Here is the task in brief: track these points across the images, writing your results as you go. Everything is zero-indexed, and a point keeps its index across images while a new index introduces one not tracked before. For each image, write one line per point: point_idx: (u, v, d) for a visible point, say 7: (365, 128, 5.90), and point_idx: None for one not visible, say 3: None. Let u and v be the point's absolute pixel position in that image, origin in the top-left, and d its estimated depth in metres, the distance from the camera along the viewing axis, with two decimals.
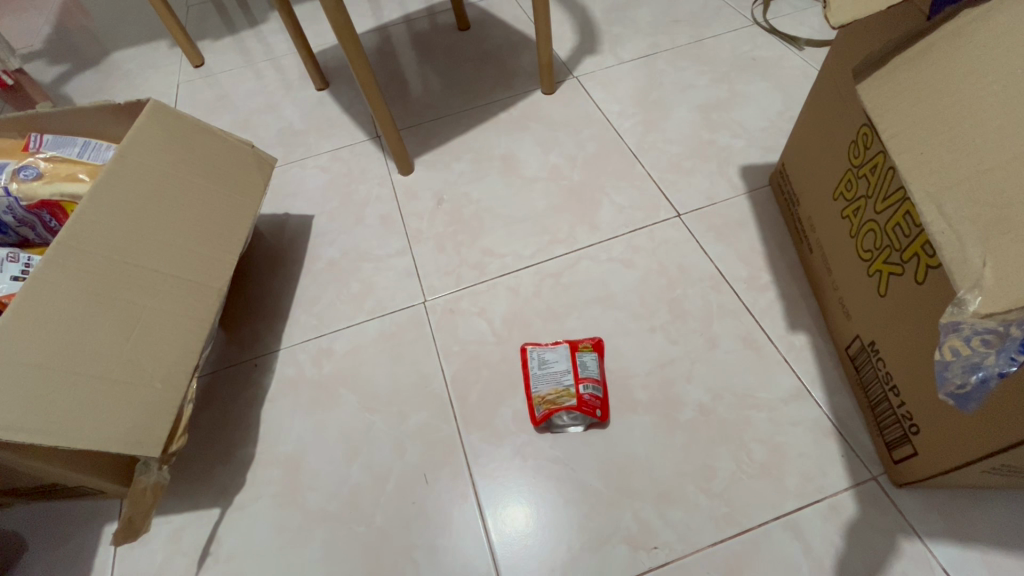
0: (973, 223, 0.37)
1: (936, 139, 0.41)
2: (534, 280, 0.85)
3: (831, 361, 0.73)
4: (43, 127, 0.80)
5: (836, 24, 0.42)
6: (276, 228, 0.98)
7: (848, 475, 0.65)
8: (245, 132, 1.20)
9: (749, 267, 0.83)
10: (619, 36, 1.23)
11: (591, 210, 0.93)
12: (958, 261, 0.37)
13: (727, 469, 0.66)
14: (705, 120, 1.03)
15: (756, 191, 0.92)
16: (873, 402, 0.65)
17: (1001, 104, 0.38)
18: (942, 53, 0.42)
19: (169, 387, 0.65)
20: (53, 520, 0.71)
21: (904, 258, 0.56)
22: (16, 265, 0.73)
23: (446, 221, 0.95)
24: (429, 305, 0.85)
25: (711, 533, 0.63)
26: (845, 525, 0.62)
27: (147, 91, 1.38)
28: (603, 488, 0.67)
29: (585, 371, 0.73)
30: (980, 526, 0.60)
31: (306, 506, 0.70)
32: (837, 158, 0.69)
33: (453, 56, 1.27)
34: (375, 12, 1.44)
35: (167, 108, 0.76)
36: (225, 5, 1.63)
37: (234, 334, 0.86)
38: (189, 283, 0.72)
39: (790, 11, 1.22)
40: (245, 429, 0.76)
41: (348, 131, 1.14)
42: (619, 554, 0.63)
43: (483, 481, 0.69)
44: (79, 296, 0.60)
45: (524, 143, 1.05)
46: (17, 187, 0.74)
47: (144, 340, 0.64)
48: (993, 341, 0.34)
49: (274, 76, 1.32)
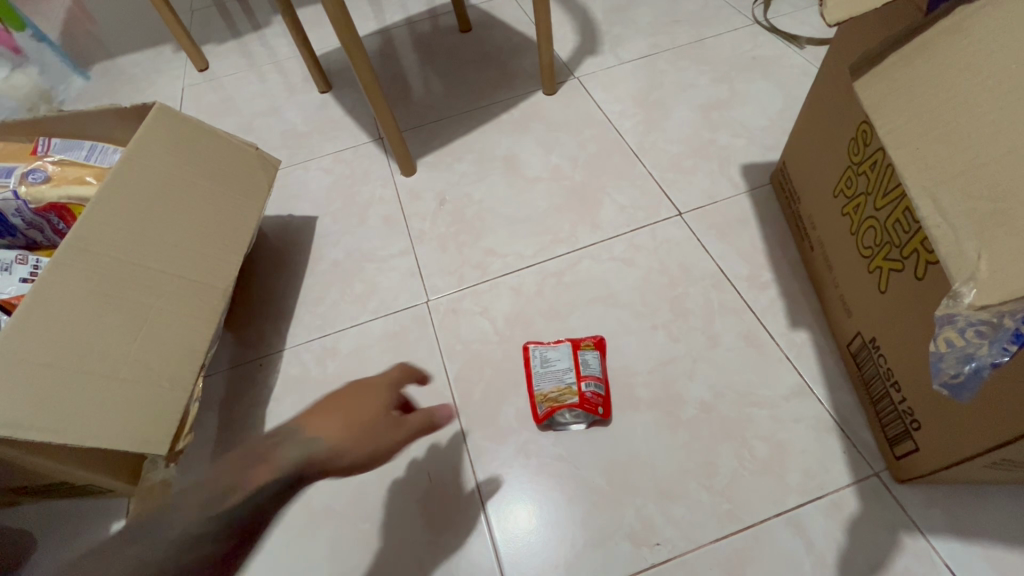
0: (969, 217, 0.37)
1: (933, 133, 0.41)
2: (536, 278, 0.86)
3: (833, 358, 0.73)
4: (51, 132, 0.81)
5: (831, 22, 0.42)
6: (281, 229, 0.99)
7: (850, 471, 0.65)
8: (249, 134, 1.21)
9: (750, 264, 0.83)
10: (620, 37, 1.23)
11: (592, 209, 0.93)
12: (954, 253, 0.37)
13: (728, 465, 0.67)
14: (705, 119, 1.03)
15: (757, 190, 0.92)
16: (874, 399, 0.65)
17: (993, 101, 0.38)
18: (937, 51, 0.42)
19: (176, 387, 0.65)
20: (60, 519, 0.72)
21: (904, 254, 0.56)
22: (26, 266, 0.75)
23: (448, 222, 0.96)
24: (432, 305, 0.86)
25: (712, 530, 0.63)
26: (847, 521, 0.62)
27: (153, 94, 1.39)
28: (605, 486, 0.67)
29: (587, 369, 0.73)
30: (982, 522, 0.60)
31: (311, 504, 0.70)
32: (838, 156, 0.69)
33: (454, 57, 1.28)
34: (377, 15, 1.45)
35: (172, 110, 0.77)
36: (230, 9, 1.65)
37: (239, 333, 0.87)
38: (195, 284, 0.72)
39: (790, 10, 1.22)
40: (250, 428, 0.77)
41: (351, 133, 1.15)
42: (621, 551, 0.63)
43: (479, 477, 0.70)
44: (85, 295, 0.61)
45: (525, 144, 1.05)
46: (26, 190, 0.75)
47: (151, 340, 0.65)
48: (987, 332, 0.35)
49: (278, 80, 1.34)
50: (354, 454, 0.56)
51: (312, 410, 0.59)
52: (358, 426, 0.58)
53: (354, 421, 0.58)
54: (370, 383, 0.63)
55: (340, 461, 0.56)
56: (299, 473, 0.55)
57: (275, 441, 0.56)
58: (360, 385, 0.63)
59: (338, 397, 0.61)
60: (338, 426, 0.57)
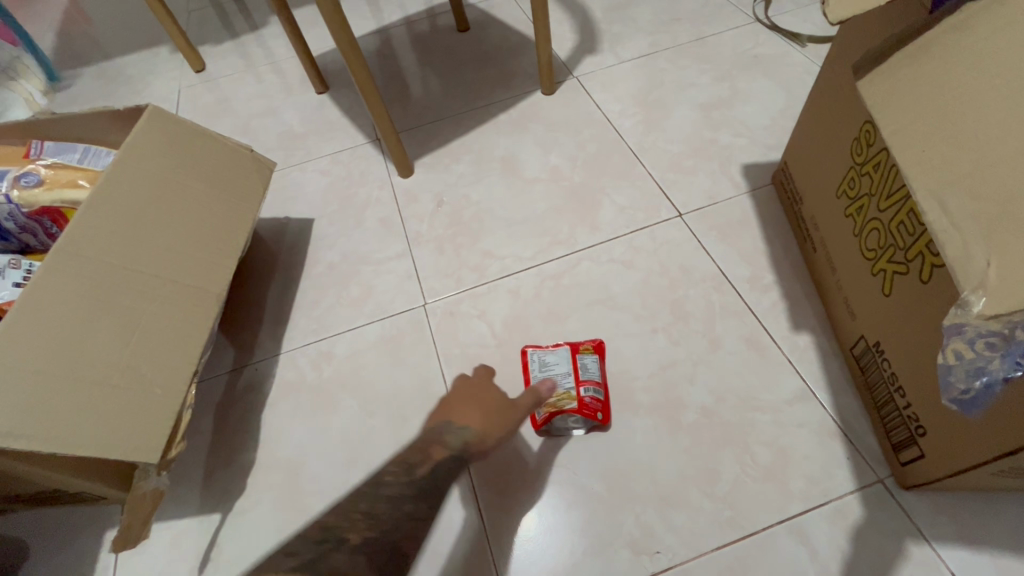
0: (977, 221, 0.36)
1: (938, 134, 0.40)
2: (535, 281, 0.85)
3: (836, 361, 0.72)
4: (44, 135, 0.80)
5: (834, 20, 0.41)
6: (277, 232, 0.98)
7: (854, 478, 0.63)
8: (246, 135, 1.20)
9: (751, 266, 0.82)
10: (619, 36, 1.22)
11: (591, 211, 0.92)
12: (960, 259, 0.35)
13: (729, 471, 0.66)
14: (705, 119, 1.02)
15: (759, 190, 0.90)
16: (879, 404, 0.64)
17: (1000, 101, 0.37)
18: (941, 50, 0.41)
19: (169, 394, 0.64)
20: (53, 527, 0.71)
21: (909, 257, 0.55)
22: (19, 271, 0.74)
23: (446, 223, 0.95)
24: (429, 308, 0.85)
25: (714, 538, 0.62)
26: (851, 528, 0.61)
27: (149, 97, 1.38)
28: (605, 492, 0.66)
29: (586, 373, 0.72)
30: (989, 529, 0.59)
31: (307, 512, 0.69)
32: (841, 156, 0.68)
33: (452, 57, 1.26)
34: (374, 14, 1.44)
35: (166, 113, 0.76)
36: (227, 9, 1.64)
37: (235, 337, 0.86)
38: (189, 288, 0.71)
39: (791, 7, 1.21)
40: (246, 434, 0.76)
41: (348, 134, 1.14)
42: (621, 560, 0.62)
43: (485, 487, 0.68)
44: (77, 301, 0.60)
45: (524, 144, 1.04)
46: (18, 194, 0.74)
47: (144, 345, 0.64)
48: (998, 344, 0.34)
49: (275, 81, 1.33)
50: (497, 439, 0.59)
51: (449, 407, 0.63)
52: (499, 412, 0.62)
53: (494, 407, 0.62)
54: (478, 380, 0.67)
55: (484, 448, 0.59)
56: (461, 457, 0.56)
57: (444, 431, 0.58)
58: (468, 384, 0.66)
59: (467, 391, 0.65)
60: (477, 417, 0.61)
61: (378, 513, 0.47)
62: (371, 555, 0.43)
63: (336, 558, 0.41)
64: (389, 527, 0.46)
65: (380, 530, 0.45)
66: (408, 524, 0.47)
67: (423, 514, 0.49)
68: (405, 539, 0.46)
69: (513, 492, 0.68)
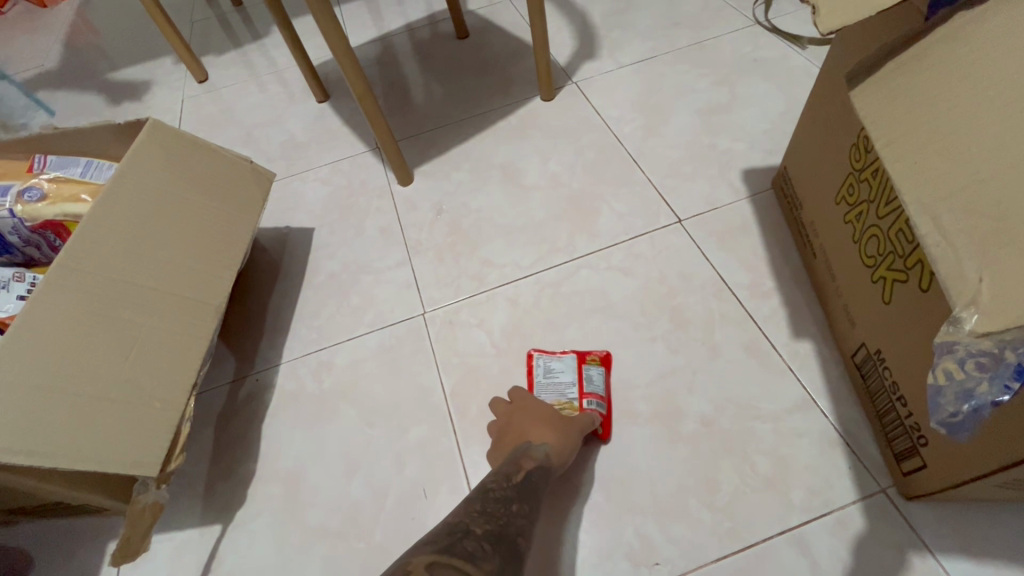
0: (971, 235, 0.35)
1: (931, 146, 0.39)
2: (534, 289, 0.85)
3: (837, 369, 0.71)
4: (47, 148, 0.81)
5: (825, 31, 0.40)
6: (278, 242, 0.99)
7: (856, 488, 0.63)
8: (248, 145, 1.21)
9: (751, 273, 0.81)
10: (619, 41, 1.22)
11: (591, 218, 0.92)
12: (953, 273, 0.35)
13: (729, 482, 0.65)
14: (705, 123, 1.02)
15: (759, 195, 0.90)
16: (880, 413, 0.63)
17: (994, 112, 0.37)
18: (934, 60, 0.41)
19: (168, 407, 0.65)
20: (56, 539, 0.72)
21: (908, 264, 0.54)
22: (23, 284, 0.75)
23: (446, 232, 0.95)
24: (429, 318, 0.85)
25: (714, 549, 0.61)
26: (853, 539, 0.60)
27: (152, 108, 1.39)
28: (604, 503, 0.66)
29: (591, 386, 0.71)
30: (994, 540, 0.58)
31: (307, 522, 0.70)
32: (840, 162, 0.68)
33: (452, 64, 1.27)
34: (375, 22, 1.44)
35: (166, 126, 0.77)
36: (231, 19, 1.65)
37: (235, 348, 0.86)
38: (188, 301, 0.72)
39: (792, 9, 1.20)
40: (246, 444, 0.77)
41: (349, 142, 1.15)
42: (620, 571, 0.62)
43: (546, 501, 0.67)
44: (77, 315, 0.61)
45: (523, 151, 1.04)
46: (21, 208, 0.75)
47: (144, 358, 0.65)
48: (987, 364, 0.33)
49: (277, 90, 1.34)
50: (570, 451, 0.64)
51: (518, 431, 0.65)
52: (561, 425, 0.65)
53: (554, 422, 0.66)
54: (524, 397, 0.70)
55: (563, 461, 0.63)
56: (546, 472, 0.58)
57: (525, 449, 0.60)
58: (517, 406, 0.69)
59: (524, 414, 0.68)
60: (548, 435, 0.64)
61: (490, 510, 0.46)
62: (499, 546, 0.41)
63: (467, 543, 0.40)
64: (505, 521, 0.45)
65: (497, 523, 0.44)
66: (515, 520, 0.46)
67: (528, 514, 0.49)
68: (520, 534, 0.45)
69: (553, 501, 0.67)
